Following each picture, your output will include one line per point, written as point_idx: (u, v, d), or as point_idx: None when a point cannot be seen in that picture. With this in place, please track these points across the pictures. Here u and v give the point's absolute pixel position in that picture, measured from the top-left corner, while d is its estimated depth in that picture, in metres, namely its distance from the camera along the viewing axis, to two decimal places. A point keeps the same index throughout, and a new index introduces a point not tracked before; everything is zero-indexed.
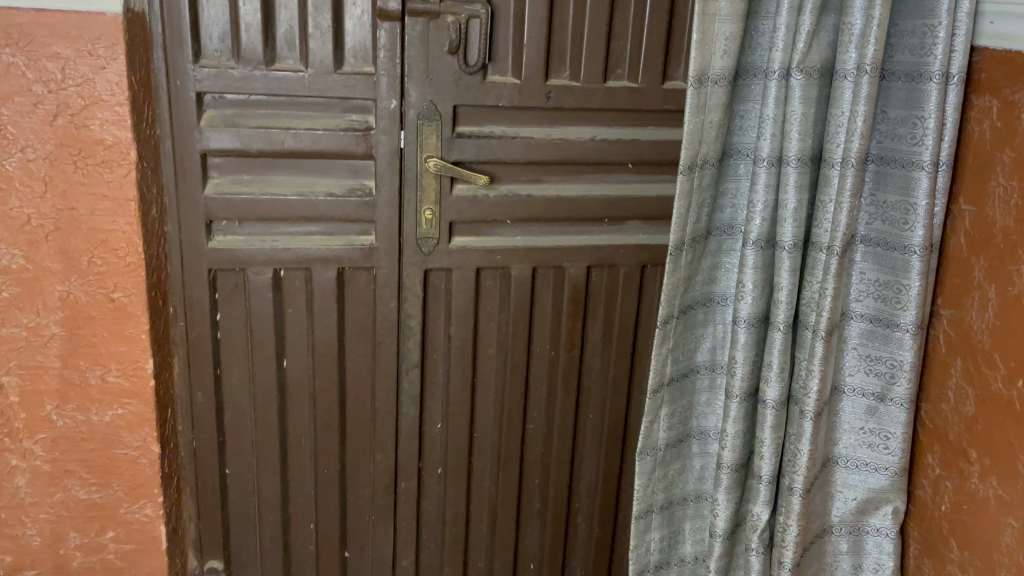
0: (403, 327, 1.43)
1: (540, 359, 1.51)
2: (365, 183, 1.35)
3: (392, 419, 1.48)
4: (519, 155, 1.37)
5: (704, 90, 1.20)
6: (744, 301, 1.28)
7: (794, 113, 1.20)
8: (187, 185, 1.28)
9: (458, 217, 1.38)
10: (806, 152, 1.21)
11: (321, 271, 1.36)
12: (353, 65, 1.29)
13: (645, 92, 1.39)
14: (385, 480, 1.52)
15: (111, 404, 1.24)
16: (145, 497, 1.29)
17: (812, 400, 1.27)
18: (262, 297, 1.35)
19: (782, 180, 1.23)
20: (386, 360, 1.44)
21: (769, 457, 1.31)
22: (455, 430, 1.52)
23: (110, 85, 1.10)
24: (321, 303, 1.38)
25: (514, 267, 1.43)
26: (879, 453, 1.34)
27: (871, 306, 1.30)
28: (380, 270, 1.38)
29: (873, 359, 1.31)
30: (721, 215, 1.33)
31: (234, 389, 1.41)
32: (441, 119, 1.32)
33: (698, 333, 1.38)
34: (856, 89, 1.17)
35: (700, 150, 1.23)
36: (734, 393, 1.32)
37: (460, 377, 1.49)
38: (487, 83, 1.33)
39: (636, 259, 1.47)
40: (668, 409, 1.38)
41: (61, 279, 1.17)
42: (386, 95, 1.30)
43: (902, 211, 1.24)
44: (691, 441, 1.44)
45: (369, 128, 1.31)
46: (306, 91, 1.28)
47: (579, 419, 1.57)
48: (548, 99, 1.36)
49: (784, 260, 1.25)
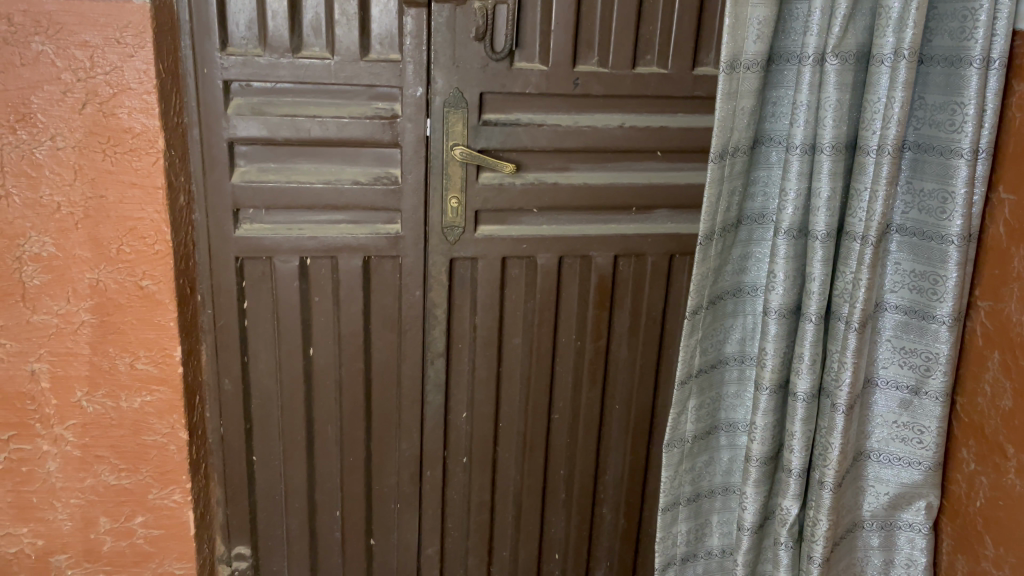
0: (428, 315, 1.42)
1: (566, 349, 1.50)
2: (390, 171, 1.34)
3: (418, 408, 1.48)
4: (546, 142, 1.36)
5: (736, 76, 1.17)
6: (775, 292, 1.26)
7: (828, 99, 1.17)
8: (214, 173, 1.27)
9: (484, 205, 1.37)
10: (840, 140, 1.19)
11: (347, 259, 1.36)
12: (379, 52, 1.28)
13: (675, 78, 1.36)
14: (410, 468, 1.52)
15: (140, 390, 1.24)
16: (174, 482, 1.30)
17: (844, 393, 1.24)
18: (288, 285, 1.36)
19: (815, 168, 1.21)
20: (411, 348, 1.44)
21: (799, 450, 1.28)
22: (481, 418, 1.52)
23: (138, 73, 1.10)
24: (347, 291, 1.38)
25: (540, 256, 1.42)
26: (912, 447, 1.32)
27: (907, 298, 1.27)
28: (406, 258, 1.38)
29: (908, 352, 1.29)
30: (751, 204, 1.30)
31: (262, 377, 1.41)
32: (467, 107, 1.31)
33: (727, 324, 1.36)
34: (893, 75, 1.14)
35: (731, 138, 1.20)
36: (764, 385, 1.29)
37: (486, 366, 1.48)
38: (514, 70, 1.31)
39: (665, 248, 1.45)
40: (696, 401, 1.36)
41: (91, 267, 1.17)
42: (412, 82, 1.29)
43: (939, 200, 1.21)
44: (719, 433, 1.43)
45: (395, 116, 1.30)
46: (332, 79, 1.27)
47: (606, 408, 1.56)
48: (576, 86, 1.34)
49: (817, 249, 1.22)
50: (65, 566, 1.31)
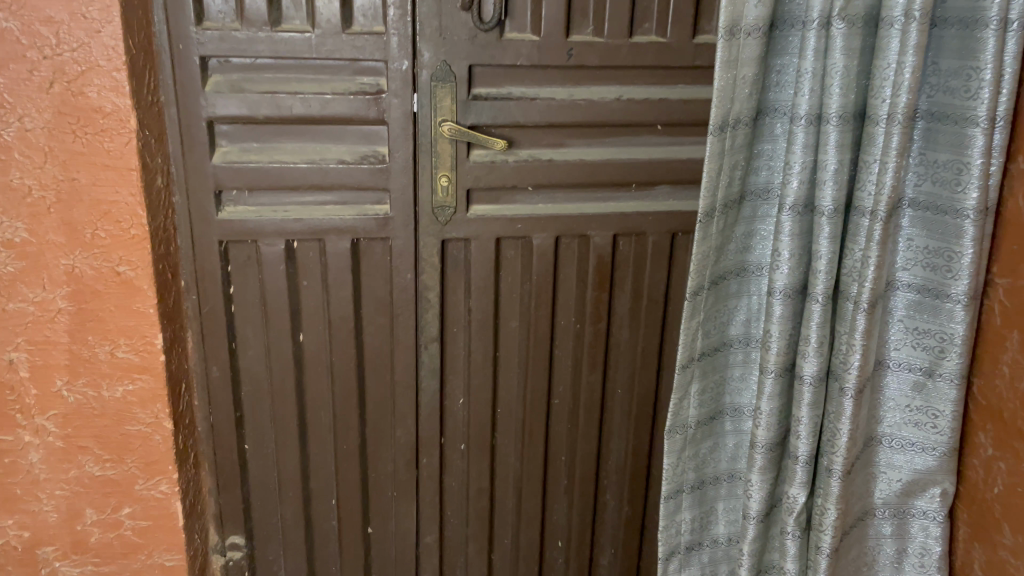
0: (421, 299, 1.38)
1: (564, 331, 1.46)
2: (377, 149, 1.29)
3: (412, 394, 1.43)
4: (539, 117, 1.30)
5: (736, 42, 1.11)
6: (779, 272, 1.20)
7: (834, 66, 1.11)
8: (195, 154, 1.23)
9: (476, 184, 1.32)
10: (847, 109, 1.12)
11: (335, 241, 1.31)
12: (362, 25, 1.22)
13: (674, 48, 1.30)
14: (406, 455, 1.48)
15: (121, 379, 1.21)
16: (160, 473, 1.27)
17: (853, 376, 1.17)
18: (275, 269, 1.31)
19: (821, 140, 1.14)
20: (404, 332, 1.39)
21: (805, 437, 1.22)
22: (478, 404, 1.47)
23: (107, 50, 1.06)
24: (336, 274, 1.33)
25: (536, 236, 1.37)
26: (926, 432, 1.26)
27: (920, 277, 1.21)
28: (396, 240, 1.33)
29: (921, 332, 1.23)
30: (755, 179, 1.25)
31: (250, 363, 1.37)
32: (456, 81, 1.26)
33: (731, 305, 1.31)
34: (904, 38, 1.07)
35: (732, 109, 1.14)
36: (768, 368, 1.24)
37: (482, 351, 1.44)
38: (504, 41, 1.25)
39: (666, 227, 1.40)
40: (699, 385, 1.32)
41: (66, 252, 1.13)
42: (397, 56, 1.23)
43: (954, 171, 1.14)
44: (723, 419, 1.38)
45: (381, 91, 1.25)
46: (314, 53, 1.22)
47: (608, 392, 1.52)
48: (570, 57, 1.28)
49: (824, 226, 1.16)
50: (52, 558, 1.29)
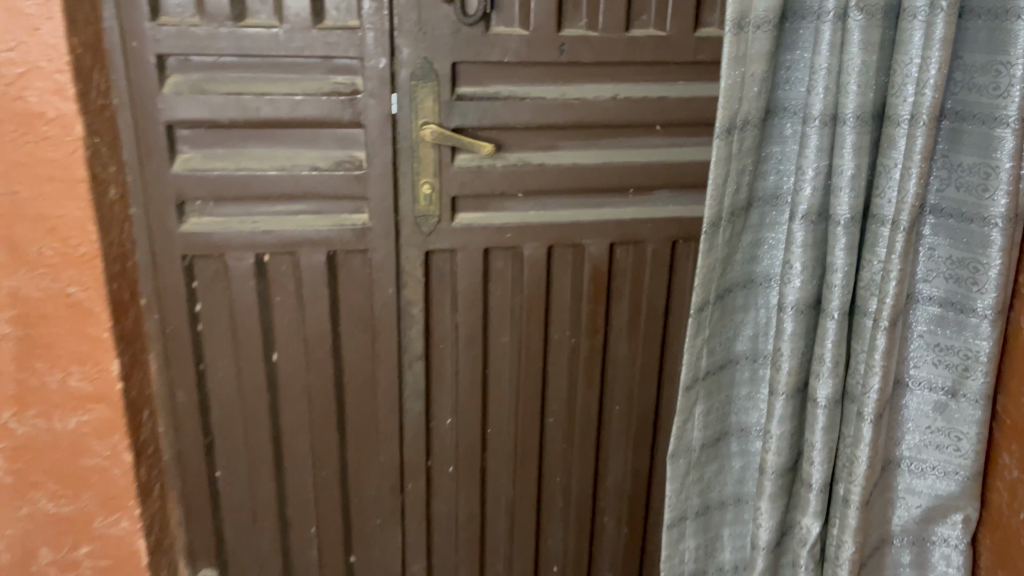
0: (404, 314, 1.27)
1: (558, 346, 1.36)
2: (354, 154, 1.19)
3: (395, 416, 1.33)
4: (529, 118, 1.20)
5: (745, 36, 1.01)
6: (790, 285, 1.10)
7: (851, 62, 1.01)
8: (153, 161, 1.12)
9: (461, 191, 1.22)
10: (866, 109, 1.03)
11: (309, 254, 1.21)
12: (335, 19, 1.12)
13: (675, 42, 1.20)
14: (390, 481, 1.38)
15: (75, 409, 1.11)
16: (120, 509, 1.17)
17: (872, 401, 1.08)
18: (244, 285, 1.21)
19: (837, 142, 1.05)
20: (386, 351, 1.29)
21: (819, 464, 1.13)
22: (467, 425, 1.38)
23: (48, 50, 0.95)
24: (311, 290, 1.23)
25: (527, 246, 1.27)
26: (948, 455, 1.17)
27: (943, 289, 1.12)
28: (376, 252, 1.23)
29: (944, 349, 1.14)
30: (763, 184, 1.15)
31: (220, 386, 1.27)
32: (438, 79, 1.15)
33: (737, 319, 1.22)
34: (929, 31, 0.97)
35: (740, 110, 1.04)
36: (779, 389, 1.14)
37: (470, 368, 1.34)
38: (490, 36, 1.15)
39: (666, 234, 1.31)
40: (703, 406, 1.22)
41: (9, 273, 1.03)
42: (373, 53, 1.13)
43: (980, 175, 1.05)
44: (730, 439, 1.29)
45: (356, 92, 1.14)
46: (282, 51, 1.11)
47: (605, 410, 1.42)
48: (562, 53, 1.18)
49: (840, 236, 1.07)
50: None
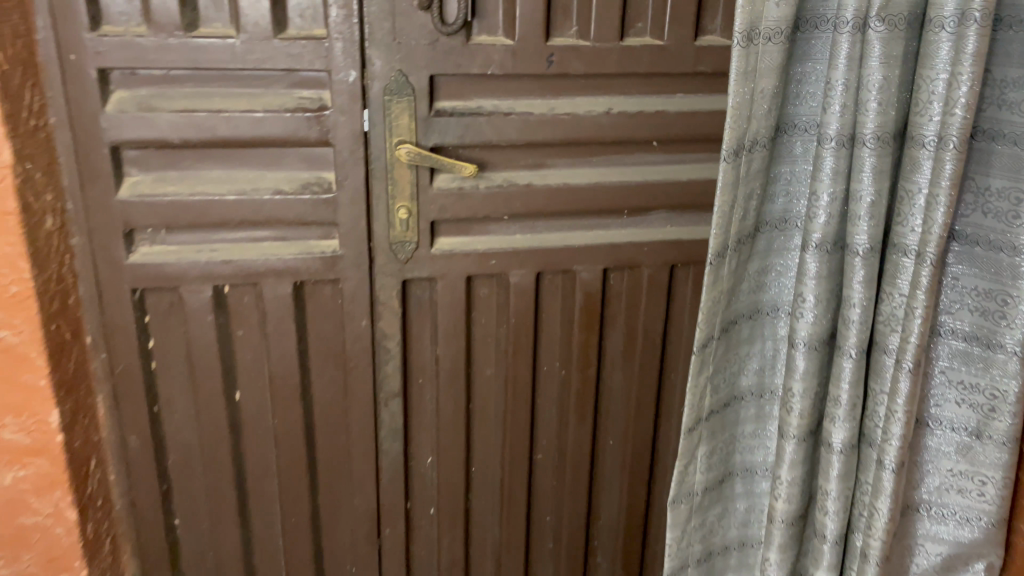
0: (379, 349, 1.17)
1: (548, 379, 1.26)
2: (322, 175, 1.08)
3: (371, 457, 1.23)
4: (515, 135, 1.09)
5: (755, 49, 0.91)
6: (802, 320, 1.01)
7: (872, 77, 0.91)
8: (97, 186, 1.01)
9: (441, 215, 1.11)
10: (887, 129, 0.93)
11: (273, 285, 1.10)
12: (299, 27, 1.01)
13: (674, 52, 1.10)
14: (366, 526, 1.27)
15: (11, 464, 1.00)
16: (64, 570, 1.06)
17: (894, 450, 0.98)
18: (202, 320, 1.10)
19: (855, 165, 0.95)
20: (360, 388, 1.18)
21: (834, 514, 1.04)
22: (450, 465, 1.27)
23: None
24: (276, 324, 1.12)
25: (513, 274, 1.17)
26: (971, 500, 1.08)
27: (969, 322, 1.02)
28: (348, 283, 1.12)
29: (968, 387, 1.04)
30: (771, 208, 1.05)
31: (177, 428, 1.16)
32: (414, 94, 1.04)
33: (742, 353, 1.12)
34: (958, 43, 0.87)
35: (748, 129, 0.94)
36: (790, 432, 1.05)
37: (453, 405, 1.23)
38: (471, 45, 1.04)
39: (664, 259, 1.21)
40: (706, 447, 1.13)
41: None
42: (342, 65, 1.02)
43: (1011, 201, 0.95)
44: (734, 480, 1.19)
45: (324, 108, 1.03)
46: (240, 63, 1.00)
47: (598, 444, 1.32)
48: (550, 64, 1.07)
49: (857, 267, 0.97)
50: None
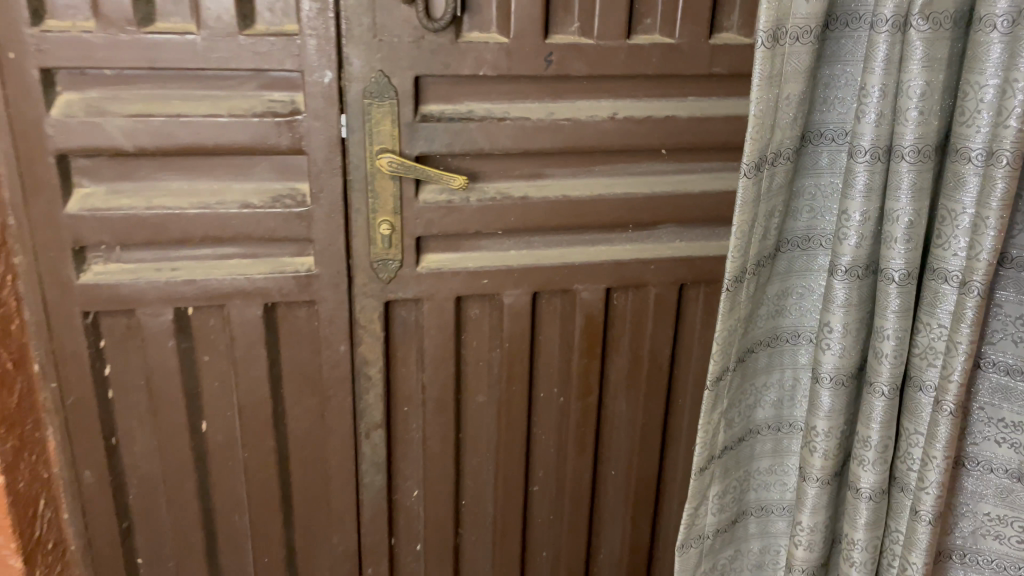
0: (360, 376, 1.06)
1: (545, 406, 1.16)
2: (295, 186, 0.97)
3: (351, 492, 1.12)
4: (509, 143, 0.99)
5: (780, 50, 0.81)
6: (828, 352, 0.91)
7: (912, 83, 0.81)
8: (41, 200, 0.90)
9: (428, 230, 1.01)
10: (927, 141, 0.82)
11: (241, 308, 0.99)
12: (269, 22, 0.90)
13: (687, 51, 0.99)
14: (346, 565, 1.17)
15: None
16: None
17: (930, 501, 0.87)
18: (163, 345, 0.99)
19: (891, 181, 0.84)
20: (339, 418, 1.08)
21: (859, 566, 0.94)
22: (438, 499, 1.16)
23: None
24: (246, 350, 1.02)
25: (507, 294, 1.06)
26: (1008, 547, 0.96)
27: (1013, 355, 0.90)
28: (325, 305, 1.01)
29: (1013, 426, 0.91)
30: (794, 225, 0.94)
31: (138, 462, 1.06)
32: (397, 97, 0.94)
33: (759, 383, 1.02)
34: (1013, 46, 0.76)
35: (771, 140, 0.84)
36: (812, 475, 0.95)
37: (441, 436, 1.13)
38: (461, 44, 0.94)
39: (673, 277, 1.10)
40: (718, 487, 1.03)
41: None
42: (317, 65, 0.91)
43: None
44: (747, 520, 1.09)
45: (297, 112, 0.93)
46: (201, 63, 0.89)
47: (599, 475, 1.22)
48: (549, 64, 0.97)
49: (892, 295, 0.87)
50: None
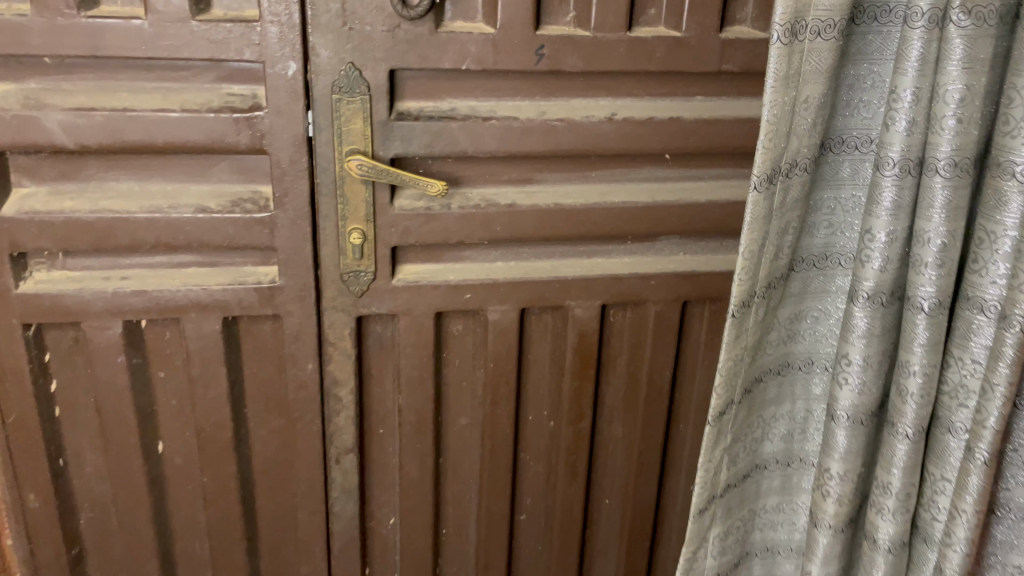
0: (329, 396, 0.97)
1: (534, 430, 1.06)
2: (257, 189, 0.89)
3: (320, 519, 1.04)
4: (495, 144, 0.89)
5: (800, 47, 0.71)
6: (845, 387, 0.81)
7: (950, 87, 0.71)
8: None
9: (404, 240, 0.91)
10: (965, 154, 0.72)
11: (198, 322, 0.90)
12: (227, 6, 0.82)
13: (694, 46, 0.89)
14: None
15: None
16: None
17: (958, 559, 0.77)
18: (112, 361, 0.91)
19: (922, 198, 0.74)
20: (306, 440, 0.99)
21: None
22: (416, 529, 1.07)
23: None
24: (204, 367, 0.93)
25: (492, 310, 0.97)
26: None
27: None
28: (290, 319, 0.92)
29: None
30: (811, 242, 0.84)
31: (88, 485, 0.97)
32: (370, 92, 0.84)
33: (767, 415, 0.92)
34: None
35: (787, 149, 0.74)
36: (825, 522, 0.85)
37: (418, 462, 1.03)
38: (441, 34, 0.84)
39: (675, 294, 1.00)
40: (720, 528, 0.93)
41: None
42: (279, 56, 0.82)
43: None
44: (752, 561, 0.99)
45: (257, 108, 0.84)
46: (150, 51, 0.80)
47: (592, 504, 1.13)
48: (540, 58, 0.87)
49: (920, 327, 0.77)
50: None
